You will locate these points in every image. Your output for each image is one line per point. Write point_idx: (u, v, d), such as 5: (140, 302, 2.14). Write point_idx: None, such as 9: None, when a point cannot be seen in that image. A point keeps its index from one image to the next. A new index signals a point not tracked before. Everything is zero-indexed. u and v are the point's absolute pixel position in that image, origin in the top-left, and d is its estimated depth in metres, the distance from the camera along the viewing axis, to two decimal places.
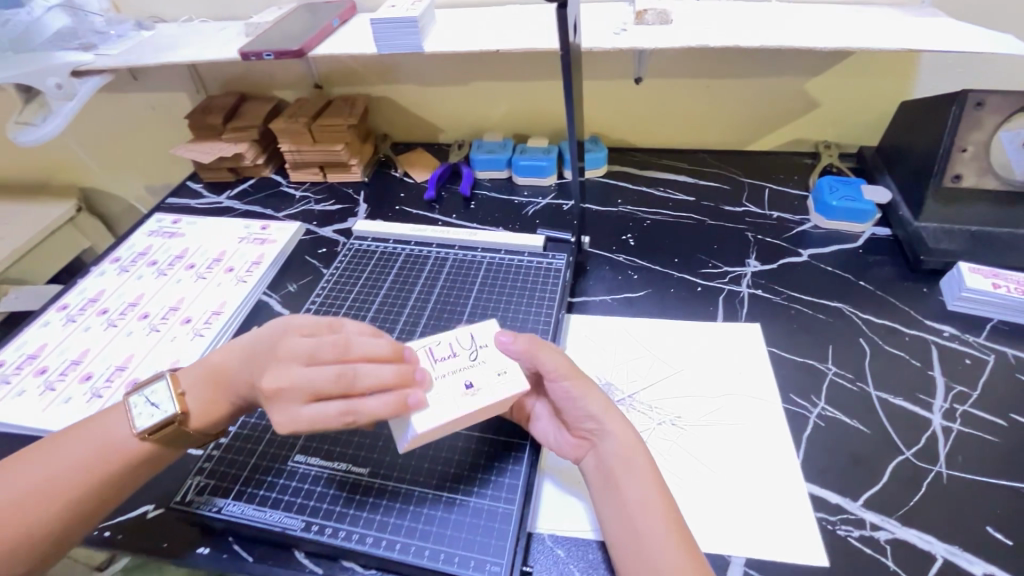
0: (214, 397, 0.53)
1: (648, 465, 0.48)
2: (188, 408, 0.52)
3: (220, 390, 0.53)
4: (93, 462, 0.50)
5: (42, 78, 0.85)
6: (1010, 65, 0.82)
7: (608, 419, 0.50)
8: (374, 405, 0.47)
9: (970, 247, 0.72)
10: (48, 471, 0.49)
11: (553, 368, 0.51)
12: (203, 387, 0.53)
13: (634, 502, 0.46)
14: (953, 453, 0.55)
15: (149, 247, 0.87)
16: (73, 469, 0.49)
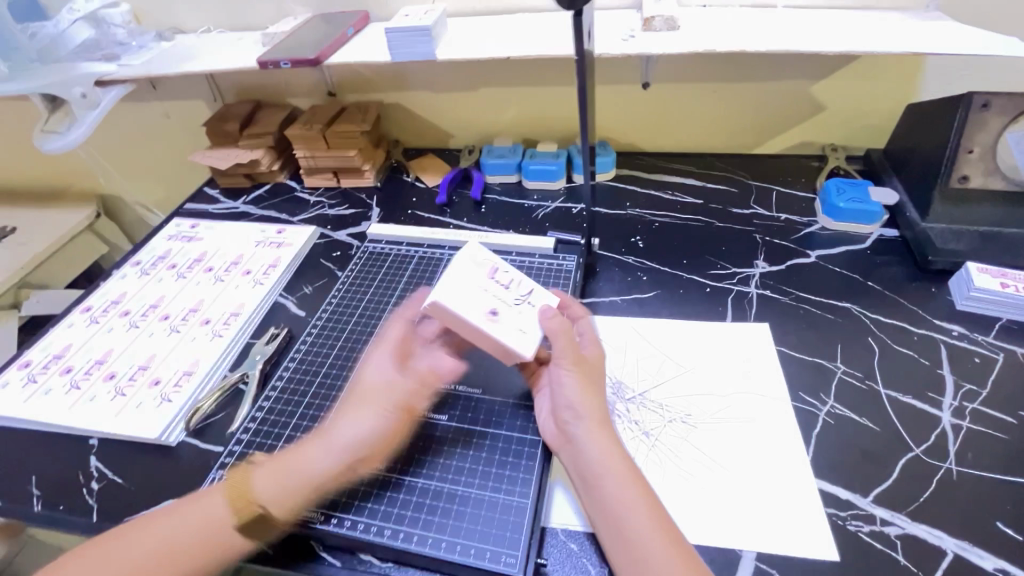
0: (288, 478, 0.51)
1: (626, 466, 0.48)
2: (262, 495, 0.50)
3: (294, 467, 0.51)
4: (178, 555, 0.47)
5: (67, 87, 0.88)
6: (1017, 67, 0.83)
7: (586, 420, 0.51)
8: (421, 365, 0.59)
9: (978, 246, 0.72)
10: (136, 563, 0.47)
11: (559, 353, 0.54)
12: (275, 470, 0.51)
13: (611, 502, 0.47)
14: (962, 450, 0.55)
15: (168, 251, 0.89)
16: (156, 562, 0.47)
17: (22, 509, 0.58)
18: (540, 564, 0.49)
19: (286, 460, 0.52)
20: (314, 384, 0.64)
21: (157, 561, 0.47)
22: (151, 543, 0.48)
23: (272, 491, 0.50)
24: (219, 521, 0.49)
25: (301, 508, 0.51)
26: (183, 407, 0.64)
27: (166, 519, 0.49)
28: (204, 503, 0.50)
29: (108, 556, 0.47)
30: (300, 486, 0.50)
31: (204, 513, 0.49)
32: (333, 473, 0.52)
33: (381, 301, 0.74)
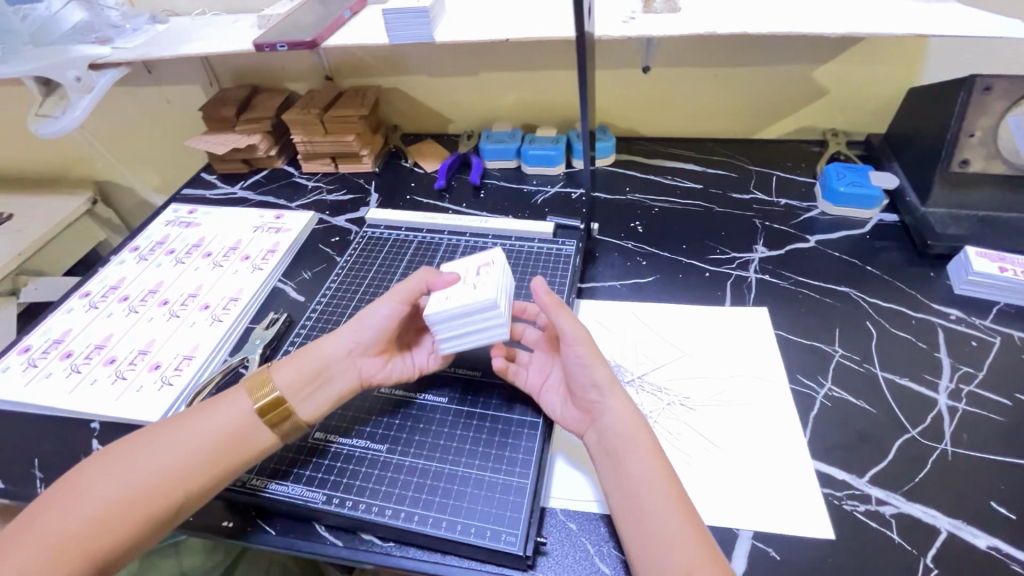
0: (304, 365, 0.55)
1: (651, 441, 0.48)
2: (279, 382, 0.54)
3: (309, 356, 0.56)
4: (205, 450, 0.50)
5: (62, 70, 0.86)
6: (1020, 50, 0.82)
7: (611, 394, 0.51)
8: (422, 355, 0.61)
9: (977, 231, 0.73)
10: (162, 461, 0.48)
11: (570, 333, 0.54)
12: (291, 360, 0.55)
13: (634, 472, 0.47)
14: (958, 431, 0.56)
15: (166, 236, 0.89)
16: (184, 457, 0.49)
17: (25, 492, 0.58)
18: (540, 543, 0.49)
19: (304, 353, 0.56)
20: None
21: (167, 472, 0.48)
22: (174, 443, 0.50)
23: (287, 378, 0.54)
24: (242, 417, 0.52)
25: (306, 397, 0.55)
26: (184, 391, 0.65)
27: (186, 424, 0.51)
28: (222, 404, 0.53)
29: (126, 463, 0.48)
30: (316, 371, 0.55)
31: (226, 411, 0.52)
32: (343, 363, 0.57)
33: (380, 285, 0.75)
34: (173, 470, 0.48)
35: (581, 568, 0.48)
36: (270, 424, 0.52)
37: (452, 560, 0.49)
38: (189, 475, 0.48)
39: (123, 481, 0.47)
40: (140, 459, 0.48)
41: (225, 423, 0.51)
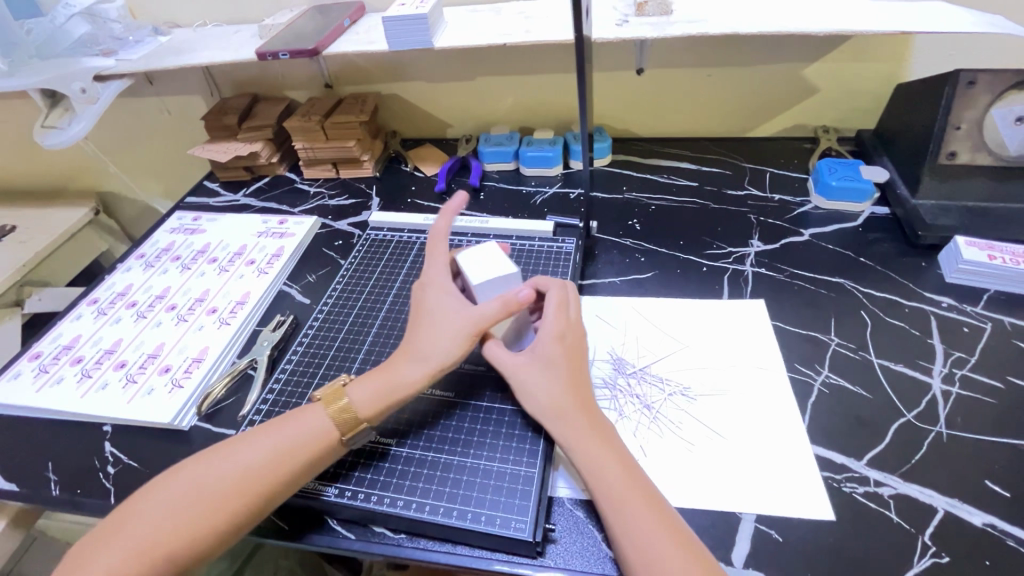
0: (381, 383, 0.54)
1: (634, 498, 0.46)
2: (356, 400, 0.53)
3: (385, 373, 0.55)
4: (275, 463, 0.50)
5: (66, 82, 0.88)
6: (1002, 45, 0.85)
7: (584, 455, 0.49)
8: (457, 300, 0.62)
9: (967, 221, 0.75)
10: (235, 472, 0.49)
11: (509, 365, 0.55)
12: (368, 378, 0.55)
13: (601, 495, 0.47)
14: (952, 414, 0.57)
15: (171, 243, 0.90)
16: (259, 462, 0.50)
17: (40, 494, 0.59)
18: (549, 530, 0.51)
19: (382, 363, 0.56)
20: (319, 372, 0.65)
21: (253, 479, 0.49)
22: (248, 454, 0.50)
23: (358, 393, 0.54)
24: (315, 430, 0.52)
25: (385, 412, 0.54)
26: (194, 393, 0.66)
27: (258, 437, 0.51)
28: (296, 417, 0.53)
29: (219, 463, 0.49)
30: (394, 390, 0.54)
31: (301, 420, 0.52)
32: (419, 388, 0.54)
33: (384, 288, 0.75)
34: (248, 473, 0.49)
35: (590, 553, 0.49)
36: (345, 439, 0.52)
37: (463, 550, 0.50)
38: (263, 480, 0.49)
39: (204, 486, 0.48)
40: (216, 467, 0.49)
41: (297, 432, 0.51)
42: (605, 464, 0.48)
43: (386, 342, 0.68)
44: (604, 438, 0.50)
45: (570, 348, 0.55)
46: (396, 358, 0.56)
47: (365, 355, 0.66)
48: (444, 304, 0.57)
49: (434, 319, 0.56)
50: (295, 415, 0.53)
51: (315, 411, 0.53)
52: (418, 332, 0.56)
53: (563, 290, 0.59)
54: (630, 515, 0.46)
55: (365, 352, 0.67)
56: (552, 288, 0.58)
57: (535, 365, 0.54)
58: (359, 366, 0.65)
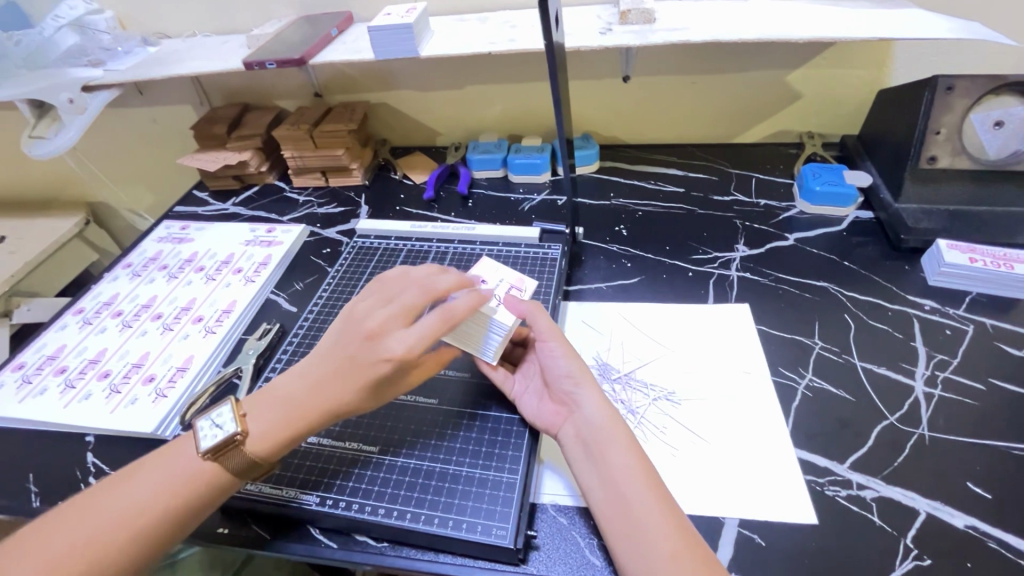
0: (281, 422, 0.50)
1: (656, 492, 0.46)
2: (250, 436, 0.50)
3: (292, 416, 0.51)
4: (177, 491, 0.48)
5: (55, 93, 0.88)
6: (980, 50, 0.86)
7: (617, 444, 0.49)
8: (400, 342, 0.49)
9: (948, 225, 0.75)
10: (132, 504, 0.47)
11: (544, 330, 0.57)
12: (268, 416, 0.51)
13: (625, 486, 0.46)
14: (934, 416, 0.57)
15: (159, 252, 0.90)
16: (65, 557, 0.44)
17: (21, 506, 0.59)
18: (531, 537, 0.50)
19: (292, 402, 0.51)
20: None
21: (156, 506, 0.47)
22: (145, 486, 0.48)
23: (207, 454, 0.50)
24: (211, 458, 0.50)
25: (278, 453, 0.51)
26: (178, 402, 0.65)
27: (155, 465, 0.50)
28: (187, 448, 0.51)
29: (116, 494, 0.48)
30: (294, 439, 0.51)
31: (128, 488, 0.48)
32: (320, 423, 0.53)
33: None
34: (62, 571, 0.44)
35: (573, 560, 0.49)
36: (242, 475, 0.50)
37: (445, 558, 0.50)
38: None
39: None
40: (118, 498, 0.47)
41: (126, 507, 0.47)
42: (632, 457, 0.48)
43: None
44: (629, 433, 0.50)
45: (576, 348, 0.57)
46: (308, 401, 0.51)
47: None
48: (383, 372, 0.50)
49: (359, 383, 0.50)
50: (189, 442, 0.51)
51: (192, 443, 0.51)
52: (342, 385, 0.50)
53: None
54: (656, 508, 0.45)
55: None
56: None
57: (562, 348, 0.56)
58: None
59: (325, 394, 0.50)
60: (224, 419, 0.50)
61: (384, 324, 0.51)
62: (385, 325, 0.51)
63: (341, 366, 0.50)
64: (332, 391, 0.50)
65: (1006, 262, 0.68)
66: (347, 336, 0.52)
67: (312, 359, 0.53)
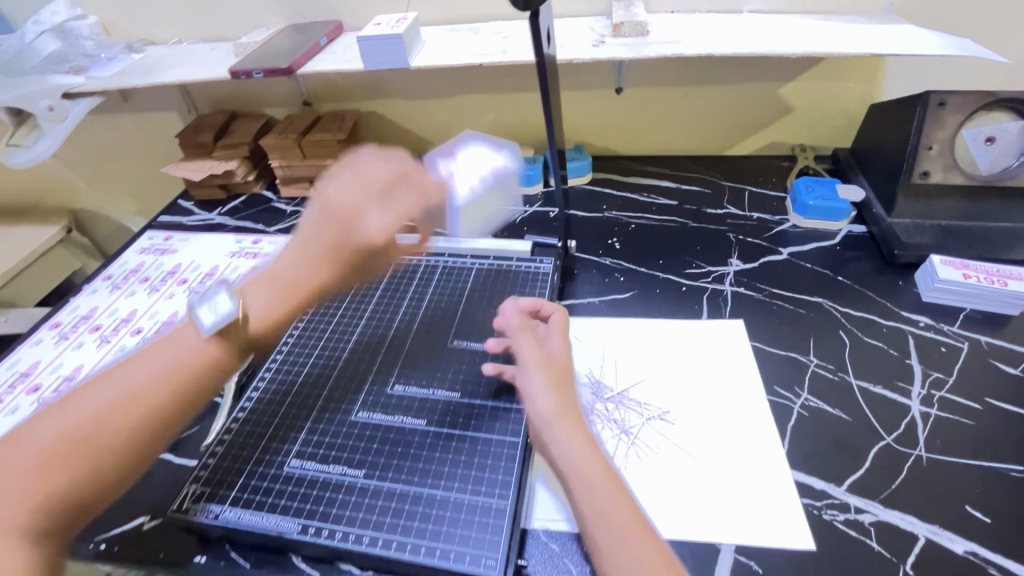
0: (275, 301, 0.56)
1: (618, 530, 0.44)
2: (254, 313, 0.54)
3: (285, 293, 0.57)
4: (178, 372, 0.48)
5: (34, 100, 0.86)
6: (968, 67, 0.87)
7: (580, 483, 0.47)
8: (382, 219, 0.60)
9: (941, 240, 0.75)
10: (130, 386, 0.46)
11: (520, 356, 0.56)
12: (264, 294, 0.56)
13: (590, 529, 0.45)
14: (931, 437, 0.57)
15: (140, 264, 0.87)
16: (67, 443, 0.43)
17: None
18: (522, 566, 0.49)
19: (283, 283, 0.57)
20: (285, 399, 0.61)
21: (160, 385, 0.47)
22: (143, 369, 0.48)
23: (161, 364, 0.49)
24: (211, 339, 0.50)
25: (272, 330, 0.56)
26: None
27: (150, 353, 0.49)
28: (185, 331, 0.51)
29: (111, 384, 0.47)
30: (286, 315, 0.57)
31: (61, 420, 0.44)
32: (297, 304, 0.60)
33: (358, 307, 0.72)
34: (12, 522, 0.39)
35: None
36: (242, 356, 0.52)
37: None
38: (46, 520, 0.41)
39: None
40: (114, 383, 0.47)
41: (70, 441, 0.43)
42: (596, 495, 0.46)
43: (357, 366, 0.64)
44: (596, 466, 0.47)
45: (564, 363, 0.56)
46: (299, 285, 0.57)
47: (339, 374, 0.63)
48: (366, 241, 0.59)
49: (344, 245, 0.59)
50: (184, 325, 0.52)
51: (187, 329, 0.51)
52: (328, 268, 0.58)
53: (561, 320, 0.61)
54: (619, 551, 0.43)
55: (336, 376, 0.63)
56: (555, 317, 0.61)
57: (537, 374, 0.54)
58: (327, 393, 0.61)
59: (314, 278, 0.57)
60: (228, 303, 0.53)
61: (364, 208, 0.59)
62: (365, 211, 0.59)
63: (330, 254, 0.58)
64: (319, 274, 0.58)
65: (1000, 279, 0.68)
66: (327, 220, 0.59)
67: (297, 255, 0.59)
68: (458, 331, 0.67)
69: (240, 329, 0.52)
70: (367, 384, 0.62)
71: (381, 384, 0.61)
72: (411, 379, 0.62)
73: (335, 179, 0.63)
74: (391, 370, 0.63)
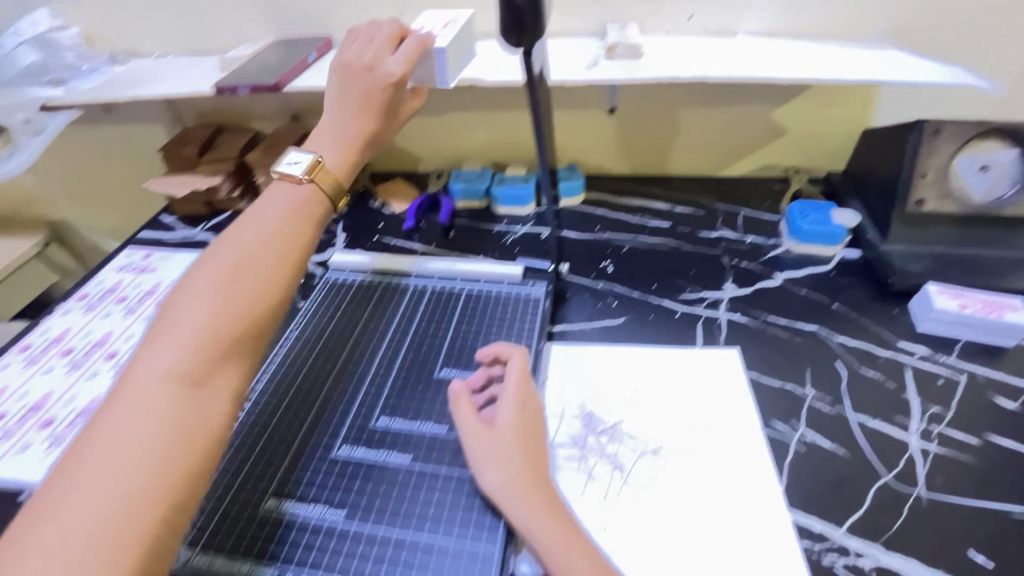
0: (340, 146, 0.61)
1: None
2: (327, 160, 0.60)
3: (341, 141, 0.61)
4: (280, 231, 0.54)
5: (10, 113, 0.85)
6: (960, 94, 0.87)
7: (543, 556, 0.43)
8: (395, 60, 0.61)
9: (936, 268, 0.74)
10: (243, 252, 0.51)
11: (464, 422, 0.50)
12: (327, 144, 0.61)
13: None
14: (931, 475, 0.55)
15: (118, 283, 0.84)
16: (214, 311, 0.47)
17: None
18: None
19: (338, 136, 0.61)
20: (263, 432, 0.58)
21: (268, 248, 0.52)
22: (243, 239, 0.53)
23: (271, 239, 0.53)
24: (293, 201, 0.57)
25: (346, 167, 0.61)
26: None
27: (244, 230, 0.54)
28: (271, 201, 0.57)
29: (219, 259, 0.51)
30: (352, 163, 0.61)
31: (197, 292, 0.48)
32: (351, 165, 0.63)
33: (342, 332, 0.69)
34: (177, 372, 0.44)
35: None
36: (329, 201, 0.59)
37: None
38: (208, 367, 0.45)
39: (132, 427, 0.41)
40: (224, 257, 0.51)
41: (209, 312, 0.47)
42: (561, 565, 0.42)
43: (340, 397, 0.61)
44: (558, 534, 0.43)
45: (523, 419, 0.50)
46: (352, 137, 0.61)
47: (320, 406, 0.60)
48: (394, 94, 0.62)
49: (376, 97, 0.61)
50: (259, 205, 0.57)
51: (266, 203, 0.57)
52: (367, 114, 0.61)
53: (523, 359, 0.54)
54: None
55: (318, 407, 0.60)
56: (515, 359, 0.55)
57: (490, 439, 0.49)
58: (309, 426, 0.58)
59: (353, 129, 0.61)
60: (301, 159, 0.59)
61: (376, 53, 0.62)
62: (378, 54, 0.62)
63: (364, 102, 0.61)
64: (359, 124, 0.61)
65: (996, 310, 0.67)
66: (350, 76, 0.62)
67: (332, 118, 0.62)
68: (446, 360, 0.64)
69: (322, 173, 0.59)
70: (350, 416, 0.59)
71: (365, 417, 0.59)
72: (396, 412, 0.59)
73: (351, 41, 0.65)
74: (375, 402, 0.60)
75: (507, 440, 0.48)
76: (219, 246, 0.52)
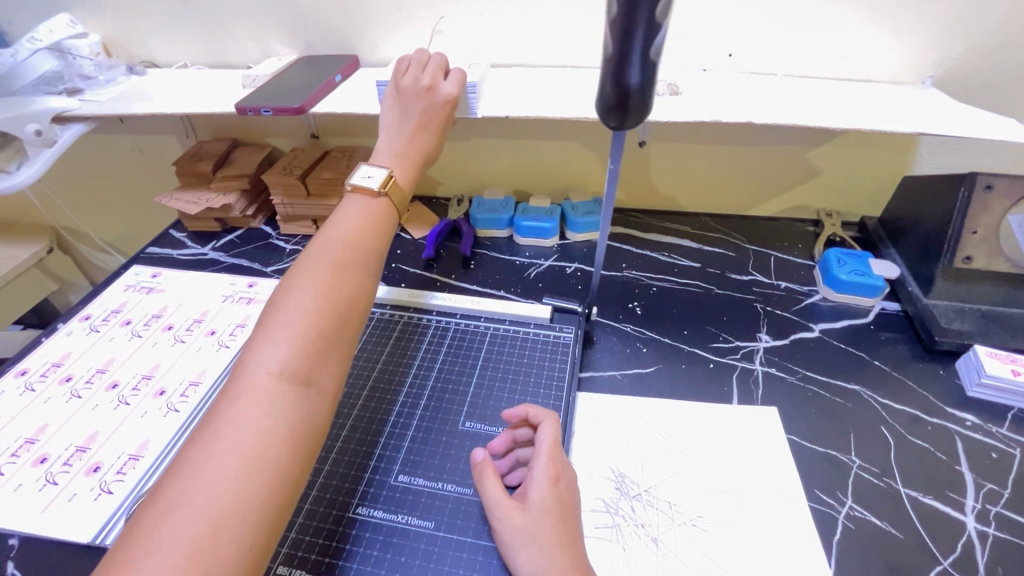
0: (404, 163, 0.63)
1: None
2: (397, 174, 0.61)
3: (403, 157, 0.63)
4: (364, 241, 0.55)
5: (20, 124, 0.79)
6: (1005, 147, 0.84)
7: None
8: (449, 85, 0.66)
9: (983, 327, 0.71)
10: (334, 261, 0.52)
11: (492, 499, 0.46)
12: (392, 161, 0.62)
13: None
14: (992, 563, 0.51)
15: (123, 304, 0.81)
16: (312, 316, 0.48)
17: None
18: None
19: (400, 153, 0.63)
20: None
21: (353, 257, 0.53)
22: (330, 248, 0.53)
23: (357, 247, 0.54)
24: (370, 213, 0.57)
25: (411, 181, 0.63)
26: (125, 501, 0.56)
27: (328, 240, 0.54)
28: (346, 214, 0.57)
29: (309, 266, 0.51)
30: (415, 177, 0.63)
31: (296, 296, 0.49)
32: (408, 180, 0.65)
33: (359, 374, 0.65)
34: (287, 371, 0.45)
35: None
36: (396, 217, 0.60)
37: None
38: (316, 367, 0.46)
39: (246, 423, 0.41)
40: (316, 265, 0.51)
41: (310, 316, 0.48)
42: None
43: (356, 449, 0.57)
44: None
45: (558, 497, 0.46)
46: (412, 154, 0.64)
47: (335, 457, 0.56)
48: (447, 115, 0.66)
49: (433, 117, 0.65)
50: (339, 215, 0.57)
51: (345, 212, 0.58)
52: (427, 131, 0.65)
53: (555, 424, 0.51)
54: None
55: (332, 459, 0.56)
56: (546, 424, 0.51)
57: (523, 518, 0.45)
58: (322, 481, 0.54)
59: (416, 146, 0.64)
60: (375, 173, 0.60)
61: (433, 78, 0.66)
62: (434, 78, 0.66)
63: (424, 122, 0.65)
64: (420, 141, 0.64)
65: None
66: (409, 97, 0.65)
67: (392, 134, 0.64)
68: (470, 413, 0.60)
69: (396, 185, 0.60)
70: (367, 471, 0.55)
71: (384, 473, 0.55)
72: (416, 469, 0.55)
73: (403, 67, 0.68)
74: (395, 455, 0.56)
75: (544, 522, 0.44)
76: (314, 253, 0.53)
